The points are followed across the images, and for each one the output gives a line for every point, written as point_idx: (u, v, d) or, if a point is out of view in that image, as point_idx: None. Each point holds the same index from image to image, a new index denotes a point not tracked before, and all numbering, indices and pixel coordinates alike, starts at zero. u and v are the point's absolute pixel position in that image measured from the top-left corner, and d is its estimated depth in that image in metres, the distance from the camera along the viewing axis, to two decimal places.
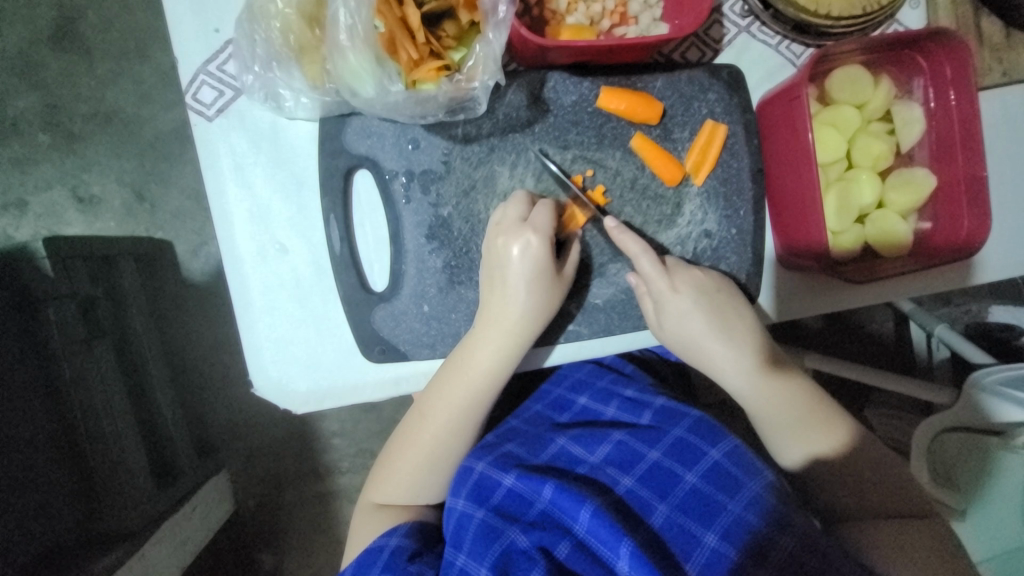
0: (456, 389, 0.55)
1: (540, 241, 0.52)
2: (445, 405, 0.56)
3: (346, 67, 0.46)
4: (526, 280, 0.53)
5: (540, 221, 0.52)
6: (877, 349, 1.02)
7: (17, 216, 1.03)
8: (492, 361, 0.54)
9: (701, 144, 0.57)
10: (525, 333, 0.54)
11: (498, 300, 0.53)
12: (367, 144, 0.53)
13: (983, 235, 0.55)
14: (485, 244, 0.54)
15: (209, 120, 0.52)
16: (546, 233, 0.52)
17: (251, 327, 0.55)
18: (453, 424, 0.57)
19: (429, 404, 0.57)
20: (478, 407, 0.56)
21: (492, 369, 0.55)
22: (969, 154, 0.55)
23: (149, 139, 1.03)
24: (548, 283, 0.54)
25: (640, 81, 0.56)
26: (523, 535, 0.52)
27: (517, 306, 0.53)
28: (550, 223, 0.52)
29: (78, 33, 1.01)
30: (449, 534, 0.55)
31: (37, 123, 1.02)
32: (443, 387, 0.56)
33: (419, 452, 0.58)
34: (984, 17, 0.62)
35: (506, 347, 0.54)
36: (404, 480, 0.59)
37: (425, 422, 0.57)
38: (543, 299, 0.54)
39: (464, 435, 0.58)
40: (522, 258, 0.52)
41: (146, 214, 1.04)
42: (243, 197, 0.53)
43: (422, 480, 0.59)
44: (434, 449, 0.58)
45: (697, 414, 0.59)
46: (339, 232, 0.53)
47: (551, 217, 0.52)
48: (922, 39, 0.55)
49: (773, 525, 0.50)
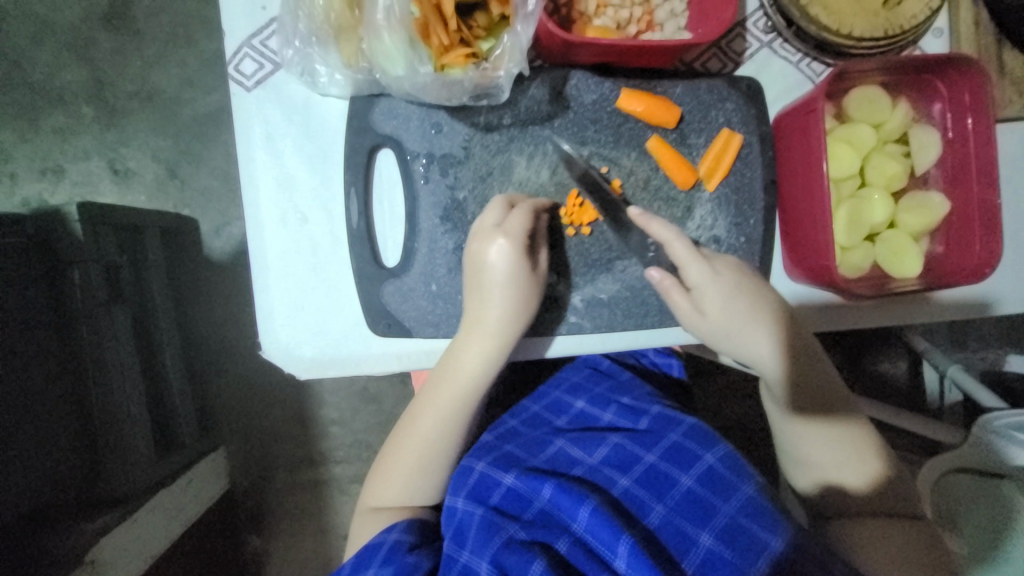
0: (441, 385, 0.57)
1: (510, 244, 0.53)
2: (430, 405, 0.57)
3: (381, 48, 0.48)
4: (502, 281, 0.54)
5: (514, 227, 0.53)
6: (889, 388, 1.01)
7: (54, 181, 1.09)
8: (473, 362, 0.55)
9: (716, 150, 0.58)
10: (503, 333, 0.55)
11: (476, 304, 0.55)
12: (392, 125, 0.55)
13: (993, 263, 0.55)
14: (466, 253, 0.55)
15: (247, 91, 0.55)
16: (519, 238, 0.53)
17: (265, 294, 0.56)
18: (442, 423, 0.58)
19: (416, 406, 0.58)
20: (464, 402, 0.57)
21: (479, 365, 0.56)
22: (983, 182, 0.56)
23: (187, 119, 1.08)
24: (524, 285, 0.55)
25: (659, 86, 0.57)
26: (523, 532, 0.53)
27: (498, 306, 0.54)
28: (523, 228, 0.53)
29: (132, 15, 1.07)
30: (449, 534, 0.55)
31: (83, 96, 1.08)
32: (433, 382, 0.57)
33: (409, 453, 0.59)
34: (1007, 50, 0.64)
35: (485, 347, 0.55)
36: (398, 479, 0.59)
37: (414, 423, 0.59)
38: (518, 300, 0.55)
39: (450, 430, 0.58)
40: (497, 261, 0.53)
41: (176, 191, 1.09)
42: (271, 165, 0.55)
43: (411, 481, 0.59)
44: (424, 451, 0.58)
45: (691, 421, 0.59)
46: (357, 207, 0.56)
47: (525, 222, 0.53)
48: (941, 64, 0.56)
49: (773, 532, 0.51)
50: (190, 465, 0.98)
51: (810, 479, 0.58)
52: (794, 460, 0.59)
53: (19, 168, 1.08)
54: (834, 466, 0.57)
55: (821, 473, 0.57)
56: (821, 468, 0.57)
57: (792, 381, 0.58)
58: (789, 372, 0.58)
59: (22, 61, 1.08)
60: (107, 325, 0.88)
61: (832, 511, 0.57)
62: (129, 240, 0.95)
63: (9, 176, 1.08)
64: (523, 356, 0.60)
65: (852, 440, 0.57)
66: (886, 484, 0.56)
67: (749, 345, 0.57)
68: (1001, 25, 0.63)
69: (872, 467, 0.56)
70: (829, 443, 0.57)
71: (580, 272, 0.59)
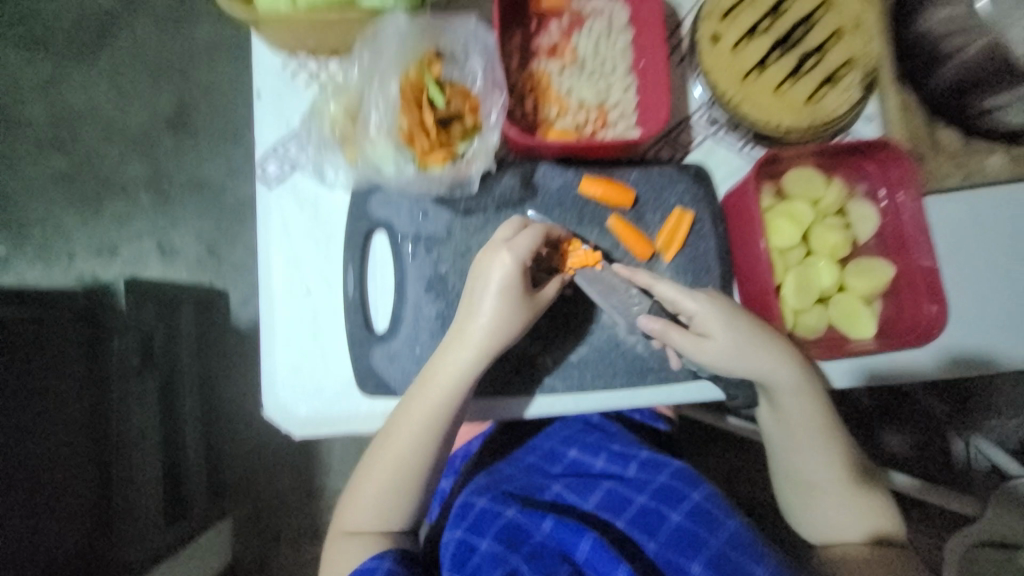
0: (420, 401, 0.59)
1: (512, 262, 0.58)
2: (410, 421, 0.59)
3: (374, 153, 0.60)
4: (497, 297, 0.58)
5: (519, 245, 0.58)
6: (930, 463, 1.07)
7: (108, 259, 1.25)
8: (459, 375, 0.58)
9: (670, 227, 0.65)
10: (489, 346, 0.58)
11: (468, 319, 0.59)
12: (386, 211, 0.64)
13: (941, 324, 0.59)
14: (473, 267, 0.60)
15: (270, 188, 0.66)
16: (521, 256, 0.58)
17: (270, 357, 0.64)
18: (415, 442, 0.59)
19: (397, 421, 0.60)
20: (441, 419, 0.59)
21: (457, 379, 0.58)
22: (921, 249, 0.61)
23: (230, 204, 1.25)
24: (515, 300, 0.58)
25: (616, 172, 0.66)
26: (526, 564, 0.58)
27: (483, 322, 0.58)
28: (529, 248, 0.58)
29: (191, 119, 1.27)
30: (449, 561, 0.60)
31: (142, 186, 1.26)
32: (412, 398, 0.59)
33: (381, 471, 0.60)
34: (941, 128, 0.68)
35: (477, 359, 0.58)
36: (375, 498, 0.61)
37: (393, 439, 0.60)
38: (507, 318, 0.58)
39: (426, 445, 0.60)
40: (499, 277, 0.58)
41: (213, 266, 1.22)
42: (284, 246, 0.65)
43: (387, 500, 0.61)
44: (403, 467, 0.60)
45: (677, 464, 0.65)
46: (354, 281, 0.63)
47: (531, 243, 0.58)
48: (866, 148, 0.63)
49: (759, 560, 0.57)
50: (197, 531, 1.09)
51: (809, 504, 0.65)
52: (794, 486, 0.66)
53: (78, 249, 1.25)
54: (827, 501, 0.64)
55: (820, 499, 0.64)
56: (815, 501, 0.65)
57: (801, 419, 0.62)
58: (801, 413, 0.62)
59: (94, 158, 1.28)
60: (138, 390, 1.09)
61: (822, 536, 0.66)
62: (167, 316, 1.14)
63: (69, 255, 1.25)
64: (500, 415, 0.64)
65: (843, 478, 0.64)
66: (872, 518, 0.64)
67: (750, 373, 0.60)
68: (933, 106, 0.67)
69: (859, 502, 0.64)
70: (824, 479, 0.64)
71: (551, 335, 0.64)
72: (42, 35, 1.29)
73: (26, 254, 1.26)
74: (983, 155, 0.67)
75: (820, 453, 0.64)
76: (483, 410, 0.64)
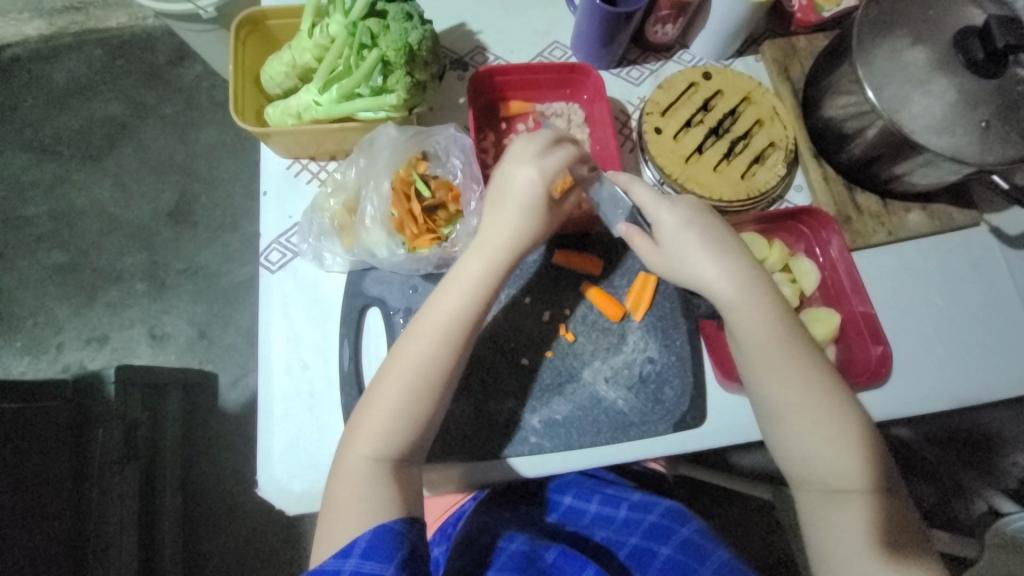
0: (447, 295, 0.61)
1: (541, 181, 0.61)
2: (436, 315, 0.60)
3: (369, 239, 0.68)
4: (526, 198, 0.61)
5: (554, 159, 0.62)
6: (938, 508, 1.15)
7: (97, 348, 1.28)
8: (483, 271, 0.61)
9: (637, 288, 0.72)
10: (511, 242, 0.62)
11: (492, 217, 0.62)
12: (379, 288, 0.71)
13: (887, 363, 0.69)
14: (501, 173, 0.63)
15: (272, 274, 0.72)
16: (555, 168, 0.62)
17: (267, 432, 0.66)
18: (437, 345, 0.59)
19: (424, 318, 0.60)
20: (463, 320, 0.60)
21: (483, 272, 0.61)
22: (859, 297, 0.71)
23: (224, 287, 1.31)
24: (542, 204, 0.62)
25: (584, 244, 0.74)
26: None
27: (510, 227, 0.61)
28: (564, 161, 0.63)
29: (191, 211, 1.36)
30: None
31: (138, 275, 1.32)
32: (441, 295, 0.61)
33: (404, 377, 0.58)
34: (859, 194, 0.79)
35: (498, 254, 0.61)
36: (391, 411, 0.58)
37: (420, 335, 0.59)
38: (533, 217, 0.62)
39: (448, 347, 0.59)
40: (527, 180, 0.61)
41: (203, 349, 1.28)
42: (283, 326, 0.70)
43: (409, 420, 0.58)
44: (423, 371, 0.58)
45: (667, 502, 0.70)
46: (349, 354, 0.68)
47: (566, 159, 0.63)
48: (798, 215, 0.75)
49: None
50: None
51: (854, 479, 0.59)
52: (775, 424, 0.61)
53: (68, 339, 1.28)
54: (819, 437, 0.60)
55: (861, 476, 0.59)
56: (809, 437, 0.60)
57: (783, 334, 0.61)
58: (774, 328, 0.61)
59: (93, 251, 1.35)
60: (117, 484, 1.07)
61: (815, 482, 0.60)
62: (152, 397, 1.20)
63: (58, 345, 1.28)
64: (492, 476, 0.67)
65: (835, 406, 0.60)
66: (871, 462, 0.60)
67: (740, 277, 0.62)
68: (848, 176, 0.78)
69: (856, 443, 0.60)
70: (822, 410, 0.60)
71: (534, 396, 0.68)
72: (54, 142, 1.41)
73: (15, 346, 1.28)
74: (899, 215, 0.78)
75: (808, 379, 0.60)
76: (478, 474, 0.67)
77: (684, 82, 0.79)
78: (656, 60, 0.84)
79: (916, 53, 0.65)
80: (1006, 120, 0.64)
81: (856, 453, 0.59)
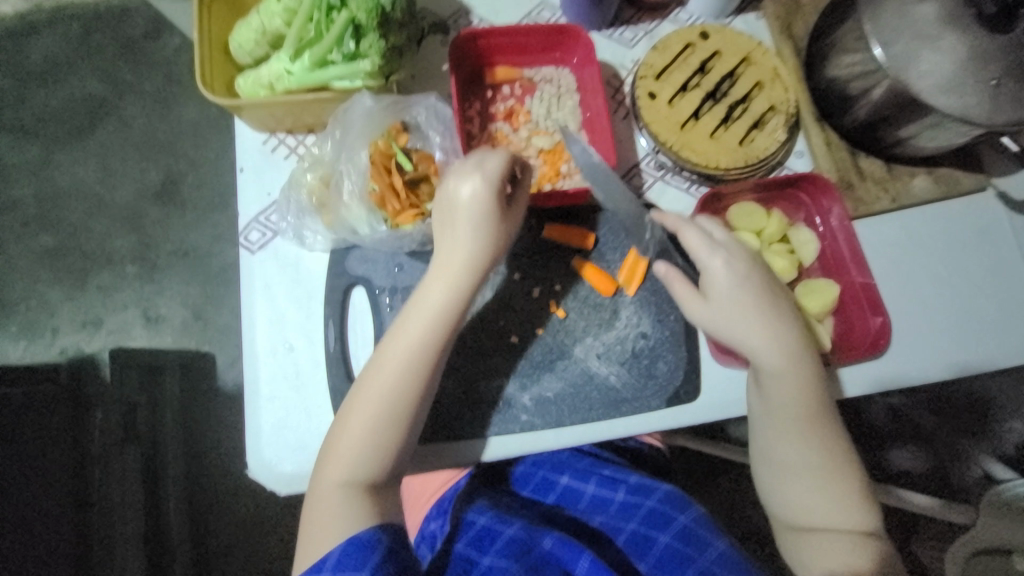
0: (411, 327, 0.58)
1: (486, 187, 0.58)
2: (402, 349, 0.58)
3: (350, 215, 0.66)
4: (474, 215, 0.58)
5: (491, 169, 0.58)
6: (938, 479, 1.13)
7: (92, 332, 1.26)
8: (444, 298, 0.58)
9: (629, 263, 0.70)
10: (472, 266, 0.59)
11: (450, 237, 0.59)
12: (364, 267, 0.69)
13: (887, 336, 0.68)
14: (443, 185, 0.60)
15: (252, 254, 0.70)
16: (493, 179, 0.58)
17: (255, 415, 0.65)
18: (398, 378, 0.57)
19: (388, 350, 0.58)
20: (426, 352, 0.58)
21: (442, 298, 0.59)
22: (859, 266, 0.69)
23: (215, 268, 1.29)
24: (492, 220, 0.59)
25: (576, 216, 0.72)
26: None
27: (466, 245, 0.58)
28: (500, 171, 0.58)
29: (178, 191, 1.33)
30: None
31: (128, 258, 1.30)
32: (398, 326, 0.59)
33: (371, 415, 0.57)
34: (862, 159, 0.75)
35: (455, 280, 0.59)
36: (357, 446, 0.57)
37: (386, 368, 0.57)
38: (489, 237, 0.59)
39: (409, 379, 0.57)
40: (470, 197, 0.58)
41: (199, 330, 1.26)
42: (267, 308, 0.68)
43: (377, 454, 0.57)
44: (388, 404, 0.57)
45: (666, 487, 0.69)
46: (335, 335, 0.67)
47: (502, 167, 0.59)
48: (797, 182, 0.72)
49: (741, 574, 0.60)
50: None
51: (831, 512, 0.61)
52: (775, 466, 0.63)
53: (62, 322, 1.27)
54: (807, 484, 0.62)
55: (837, 509, 0.61)
56: (793, 464, 0.62)
57: (802, 391, 0.61)
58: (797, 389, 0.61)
59: (81, 235, 1.32)
60: (119, 460, 1.13)
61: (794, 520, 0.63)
62: (150, 378, 1.21)
63: (52, 330, 1.27)
64: (485, 455, 0.66)
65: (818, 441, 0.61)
66: (849, 502, 0.61)
67: (758, 322, 0.61)
68: (851, 141, 0.75)
69: (836, 483, 0.61)
70: (807, 442, 0.62)
71: (525, 373, 0.67)
72: (34, 122, 1.36)
73: (10, 331, 1.27)
74: (903, 180, 0.75)
75: (812, 435, 0.61)
76: (469, 453, 0.66)
77: (679, 43, 0.74)
78: (651, 20, 0.79)
79: (928, 5, 0.61)
80: (1021, 76, 0.60)
81: (833, 486, 0.61)
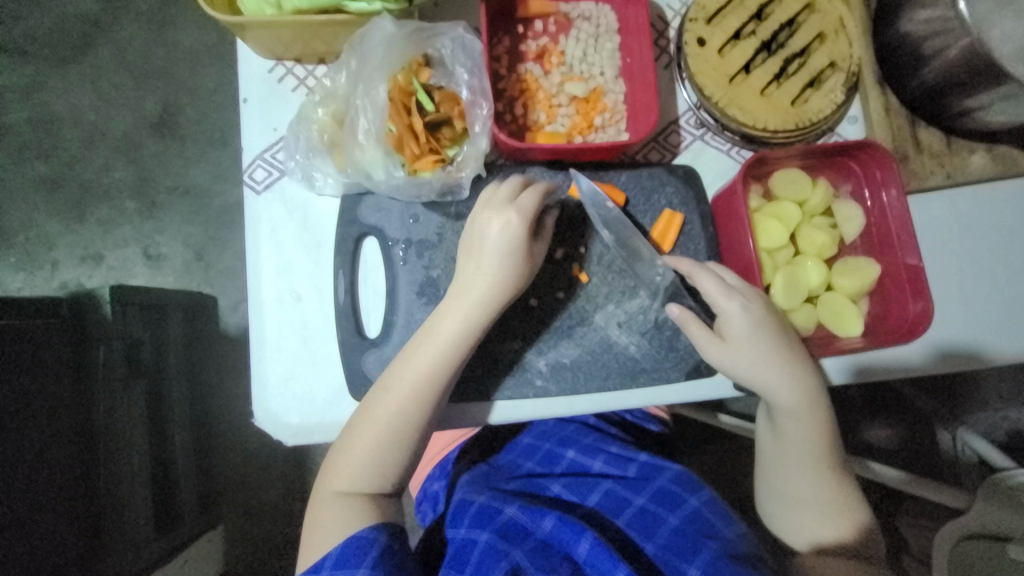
0: (422, 357, 0.58)
1: (520, 220, 0.59)
2: (412, 378, 0.57)
3: (364, 157, 0.61)
4: (502, 248, 0.59)
5: (525, 204, 0.59)
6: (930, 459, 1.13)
7: (93, 266, 1.24)
8: (457, 330, 0.58)
9: (660, 228, 0.66)
10: (491, 299, 0.59)
11: (472, 266, 0.59)
12: (377, 217, 0.64)
13: (927, 320, 0.61)
14: (473, 215, 0.61)
15: (258, 194, 0.65)
16: (528, 213, 0.59)
17: (260, 364, 0.63)
18: (406, 407, 0.57)
19: (398, 377, 0.58)
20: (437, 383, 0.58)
21: (456, 335, 0.58)
22: (905, 242, 0.64)
23: (217, 208, 1.24)
24: (521, 253, 0.59)
25: (606, 174, 0.67)
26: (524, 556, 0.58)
27: (489, 273, 0.59)
28: (534, 205, 0.60)
29: (177, 123, 1.25)
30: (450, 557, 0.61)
31: (126, 193, 1.25)
32: (409, 355, 0.58)
33: (381, 428, 0.57)
34: (921, 129, 0.69)
35: (468, 316, 0.58)
36: (364, 460, 0.57)
37: (393, 395, 0.57)
38: (516, 267, 0.59)
39: (420, 408, 0.58)
40: (500, 231, 0.59)
41: (201, 271, 1.24)
42: (273, 254, 0.64)
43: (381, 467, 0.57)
44: (398, 428, 0.57)
45: (677, 467, 0.69)
46: (344, 286, 0.64)
47: (536, 202, 0.60)
48: (850, 149, 0.65)
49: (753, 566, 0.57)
50: (189, 540, 1.12)
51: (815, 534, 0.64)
52: (782, 497, 0.65)
53: (62, 256, 1.24)
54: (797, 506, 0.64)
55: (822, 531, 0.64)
56: (786, 490, 0.64)
57: (804, 434, 0.62)
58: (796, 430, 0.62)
59: (76, 165, 1.25)
60: (123, 399, 1.04)
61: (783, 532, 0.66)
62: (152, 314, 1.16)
63: (52, 263, 1.24)
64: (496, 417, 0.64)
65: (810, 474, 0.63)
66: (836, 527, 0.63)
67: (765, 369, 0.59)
68: (912, 108, 0.68)
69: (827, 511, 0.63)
70: (800, 476, 0.63)
71: (543, 338, 0.65)
72: (20, 37, 1.26)
73: (8, 261, 1.24)
74: (961, 156, 0.69)
75: (808, 473, 0.63)
76: (479, 416, 0.64)
77: None
78: None
79: None
80: None
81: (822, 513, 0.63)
